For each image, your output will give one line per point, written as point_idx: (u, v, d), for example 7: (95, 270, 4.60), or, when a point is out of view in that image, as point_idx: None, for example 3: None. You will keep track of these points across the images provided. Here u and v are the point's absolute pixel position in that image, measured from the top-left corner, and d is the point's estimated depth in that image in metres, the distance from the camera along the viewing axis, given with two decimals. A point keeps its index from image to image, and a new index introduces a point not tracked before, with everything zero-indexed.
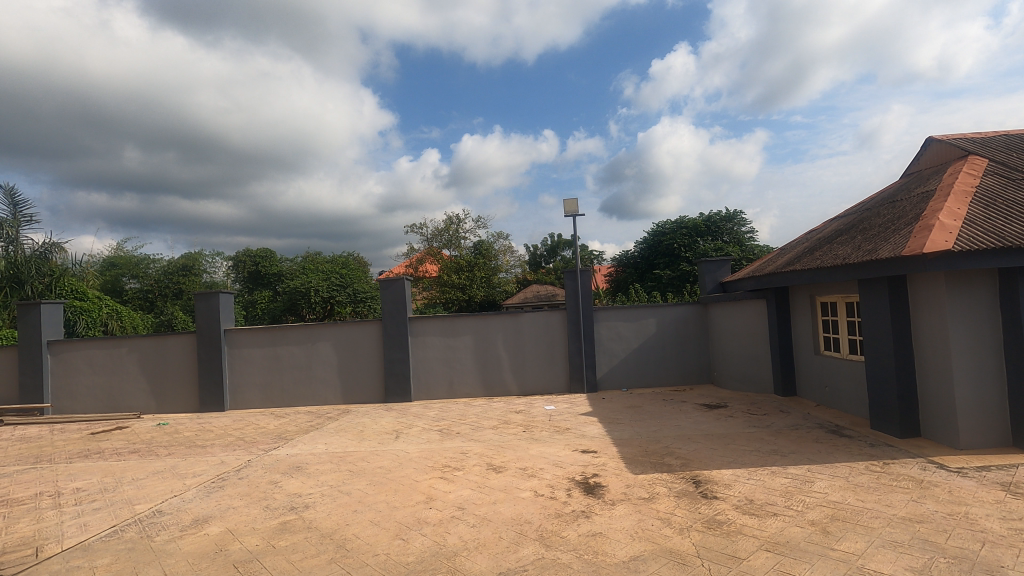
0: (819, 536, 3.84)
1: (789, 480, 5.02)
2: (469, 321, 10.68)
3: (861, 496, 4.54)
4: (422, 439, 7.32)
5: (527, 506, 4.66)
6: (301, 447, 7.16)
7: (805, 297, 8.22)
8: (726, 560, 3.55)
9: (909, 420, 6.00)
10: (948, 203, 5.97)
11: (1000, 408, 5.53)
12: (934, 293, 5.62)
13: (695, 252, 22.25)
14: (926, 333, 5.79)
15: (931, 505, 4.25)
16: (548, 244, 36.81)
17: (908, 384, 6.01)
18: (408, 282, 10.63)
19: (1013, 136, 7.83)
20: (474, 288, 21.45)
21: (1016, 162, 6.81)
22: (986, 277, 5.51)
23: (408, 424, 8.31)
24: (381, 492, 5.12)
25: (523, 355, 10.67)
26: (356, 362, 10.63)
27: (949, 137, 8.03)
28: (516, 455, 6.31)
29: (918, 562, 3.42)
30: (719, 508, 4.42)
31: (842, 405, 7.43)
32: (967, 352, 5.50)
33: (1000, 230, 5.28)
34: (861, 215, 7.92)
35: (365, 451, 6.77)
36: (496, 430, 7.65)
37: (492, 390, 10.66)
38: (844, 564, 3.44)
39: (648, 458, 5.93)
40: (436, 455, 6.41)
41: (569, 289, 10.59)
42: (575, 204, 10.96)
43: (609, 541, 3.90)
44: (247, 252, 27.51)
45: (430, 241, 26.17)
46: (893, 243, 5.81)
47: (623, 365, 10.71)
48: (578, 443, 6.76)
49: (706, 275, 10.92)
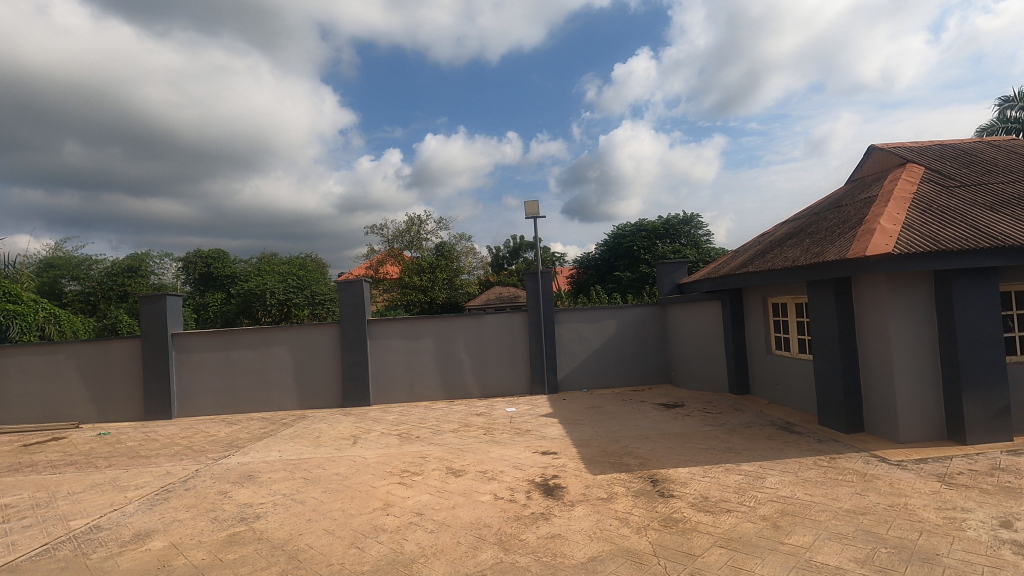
0: (770, 531, 3.95)
1: (742, 476, 5.15)
2: (430, 323, 10.56)
3: (809, 490, 4.70)
4: (380, 444, 7.18)
5: (487, 510, 4.63)
6: (254, 454, 6.91)
7: (758, 299, 8.48)
8: (682, 558, 3.60)
9: (855, 416, 6.26)
10: (889, 208, 6.25)
11: (937, 403, 5.81)
12: (877, 295, 5.89)
13: (655, 255, 22.68)
14: (870, 333, 6.06)
15: (873, 498, 4.44)
16: (510, 245, 36.72)
17: (853, 382, 6.27)
18: (368, 283, 10.43)
19: (947, 146, 8.28)
20: (436, 290, 21.31)
21: (951, 171, 7.18)
22: (924, 279, 5.80)
23: (366, 429, 8.14)
24: (337, 500, 4.98)
25: (484, 357, 10.63)
26: (313, 366, 10.36)
27: (890, 146, 8.42)
28: (476, 458, 6.26)
29: (862, 553, 3.55)
30: (675, 506, 4.50)
31: (793, 403, 7.68)
32: (906, 349, 5.77)
33: (936, 235, 5.55)
34: (810, 218, 8.23)
35: (321, 457, 6.60)
36: (457, 433, 7.57)
37: (453, 393, 10.57)
38: (793, 557, 3.54)
39: (607, 459, 5.97)
40: (394, 460, 6.30)
41: (531, 291, 10.63)
42: (536, 206, 10.98)
43: (568, 542, 3.92)
44: (199, 252, 26.49)
45: (392, 242, 25.78)
46: (838, 246, 6.06)
47: (584, 366, 10.80)
48: (538, 445, 6.76)
49: (665, 276, 11.12)
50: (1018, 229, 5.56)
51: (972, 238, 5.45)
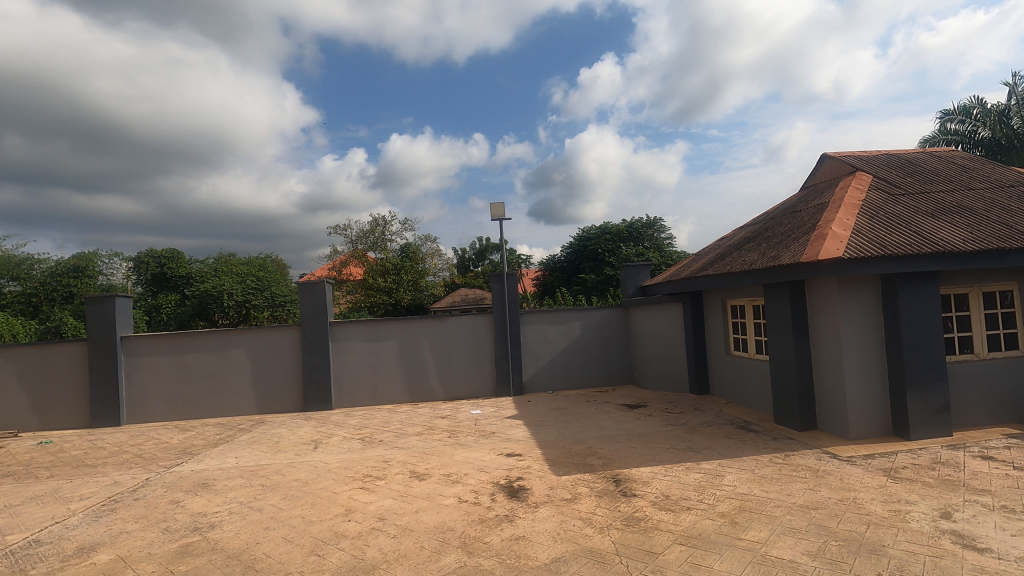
0: (728, 527, 4.05)
1: (701, 475, 5.27)
2: (394, 325, 10.43)
3: (765, 487, 4.84)
4: (342, 448, 7.04)
5: (451, 513, 4.60)
6: (209, 462, 6.67)
7: (718, 301, 8.70)
8: (643, 556, 3.66)
9: (808, 414, 6.50)
10: (840, 215, 6.52)
11: (884, 400, 6.09)
12: (829, 298, 6.13)
13: (619, 258, 23.01)
14: (822, 334, 6.30)
15: (825, 493, 4.61)
16: (476, 247, 36.60)
17: (807, 382, 6.50)
18: (330, 285, 10.22)
19: (893, 156, 8.68)
20: (401, 292, 21.06)
21: (896, 180, 7.54)
22: (872, 283, 6.07)
23: (328, 433, 7.97)
24: (296, 507, 4.86)
25: (450, 359, 10.57)
26: (272, 370, 10.08)
27: (841, 154, 8.78)
28: (440, 461, 6.21)
29: (814, 546, 3.68)
30: (637, 505, 4.57)
31: (751, 402, 7.91)
32: (855, 350, 6.03)
33: (883, 240, 5.82)
34: (767, 224, 8.51)
35: (280, 463, 6.42)
36: (421, 437, 7.50)
37: (417, 395, 10.46)
38: (749, 552, 3.65)
39: (571, 460, 6.02)
40: (357, 465, 6.19)
41: (496, 293, 10.63)
42: (502, 208, 10.99)
43: (532, 544, 3.93)
44: (152, 252, 25.46)
45: (356, 243, 25.37)
46: (793, 250, 6.28)
47: (549, 368, 10.86)
48: (503, 447, 6.76)
49: (628, 279, 11.30)
50: (957, 235, 5.88)
51: (916, 243, 5.74)
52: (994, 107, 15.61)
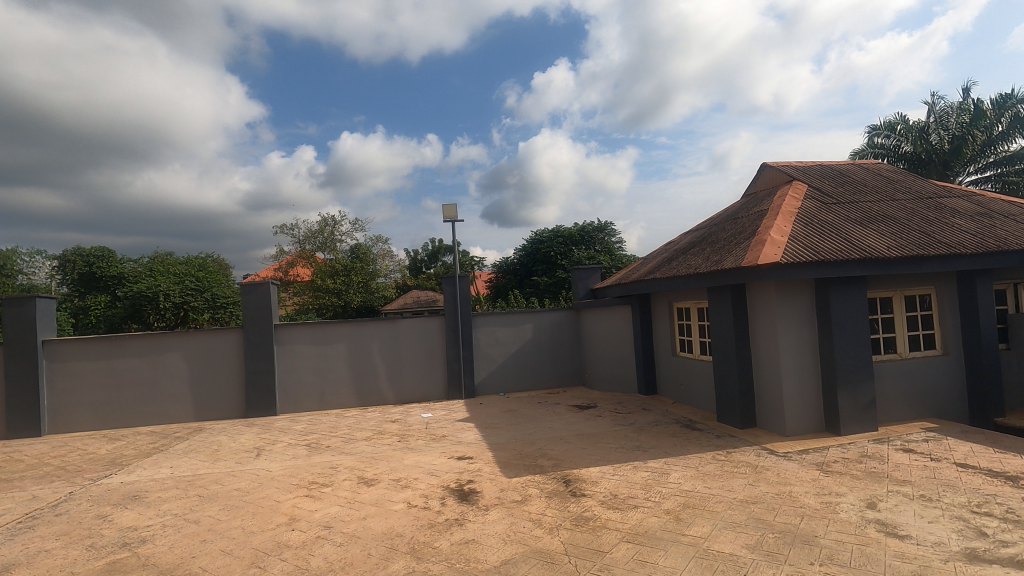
0: (672, 524, 4.17)
1: (648, 473, 5.41)
2: (343, 328, 10.18)
3: (708, 483, 5.02)
4: (287, 455, 6.81)
5: (400, 519, 4.52)
6: (140, 472, 6.31)
7: (665, 304, 8.95)
8: (592, 555, 3.71)
9: (748, 413, 6.78)
10: (778, 222, 6.85)
11: (817, 398, 6.42)
12: (767, 301, 6.42)
13: (571, 260, 23.34)
14: (761, 336, 6.58)
15: (763, 488, 4.82)
16: (429, 249, 36.24)
17: (747, 381, 6.78)
18: (275, 286, 9.88)
19: (826, 167, 9.19)
20: (350, 294, 20.61)
21: (829, 190, 7.98)
22: (806, 286, 6.39)
23: (271, 440, 7.69)
24: (236, 518, 4.66)
25: (400, 362, 10.41)
26: (211, 374, 9.65)
27: (779, 164, 9.21)
28: (389, 466, 6.10)
29: (752, 539, 3.84)
30: (586, 505, 4.64)
31: (695, 402, 8.18)
32: (791, 351, 6.33)
33: (817, 246, 6.15)
34: (710, 229, 8.83)
35: (220, 472, 6.15)
36: (370, 441, 7.34)
37: (366, 400, 10.25)
38: (693, 547, 3.77)
39: (522, 461, 6.05)
40: (302, 472, 5.99)
41: (448, 295, 10.56)
42: (455, 210, 10.93)
43: (481, 547, 3.92)
44: (79, 250, 23.87)
45: (303, 243, 24.65)
46: (735, 255, 6.54)
47: (501, 370, 10.88)
48: (454, 450, 6.71)
49: (579, 281, 11.47)
50: (883, 243, 6.28)
51: (846, 249, 6.09)
52: (915, 124, 16.83)
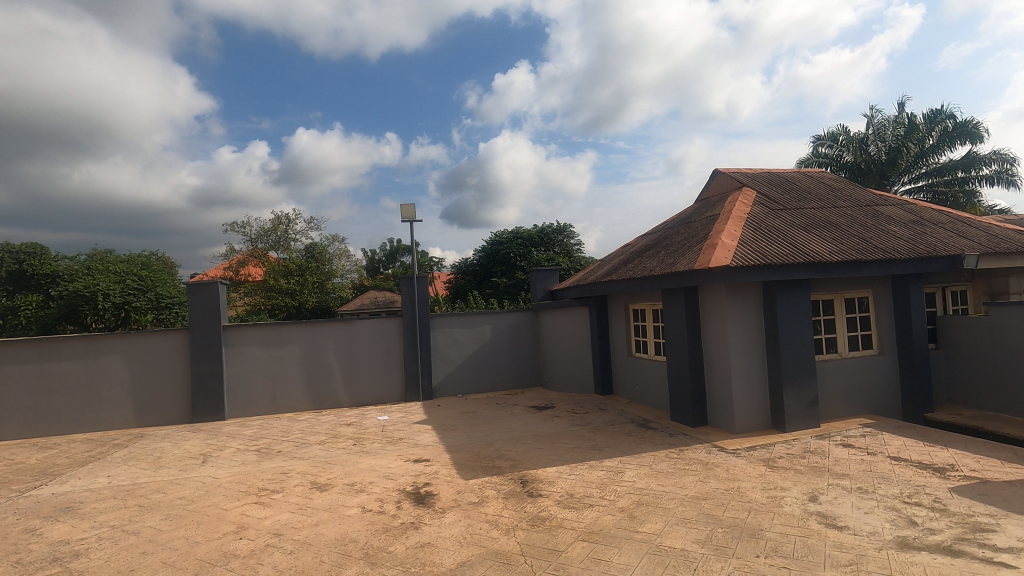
0: (627, 521, 4.24)
1: (604, 472, 5.49)
2: (296, 329, 9.91)
3: (661, 481, 5.14)
4: (235, 461, 6.57)
5: (353, 524, 4.43)
6: (74, 483, 5.95)
7: (621, 306, 9.11)
8: (547, 554, 3.74)
9: (700, 411, 6.98)
10: (729, 226, 7.09)
11: (764, 397, 6.67)
12: (718, 303, 6.63)
13: (530, 262, 23.48)
14: (712, 337, 6.79)
15: (713, 484, 4.97)
16: (387, 249, 35.72)
17: (699, 381, 6.98)
18: (224, 285, 9.52)
19: (774, 174, 9.56)
20: (305, 294, 20.09)
21: (776, 196, 8.31)
22: (754, 289, 6.64)
23: (219, 446, 7.40)
24: (179, 528, 4.47)
25: (356, 364, 10.21)
26: (155, 378, 9.21)
27: (730, 171, 9.53)
28: (344, 471, 5.98)
29: (703, 534, 3.96)
30: (543, 505, 4.67)
31: (650, 401, 8.36)
32: (740, 351, 6.56)
33: (765, 250, 6.39)
34: (665, 233, 9.05)
35: (162, 481, 5.87)
36: (324, 446, 7.17)
37: (320, 403, 10.01)
38: (646, 544, 3.85)
39: (480, 463, 6.03)
40: (251, 478, 5.79)
41: (406, 296, 10.44)
42: (413, 210, 10.82)
43: (437, 550, 3.88)
44: (7, 247, 22.36)
45: (255, 242, 23.86)
46: (688, 258, 6.73)
47: (460, 371, 10.83)
48: (410, 453, 6.63)
49: (538, 283, 11.54)
50: (825, 248, 6.58)
51: (792, 254, 6.36)
52: (855, 135, 17.74)
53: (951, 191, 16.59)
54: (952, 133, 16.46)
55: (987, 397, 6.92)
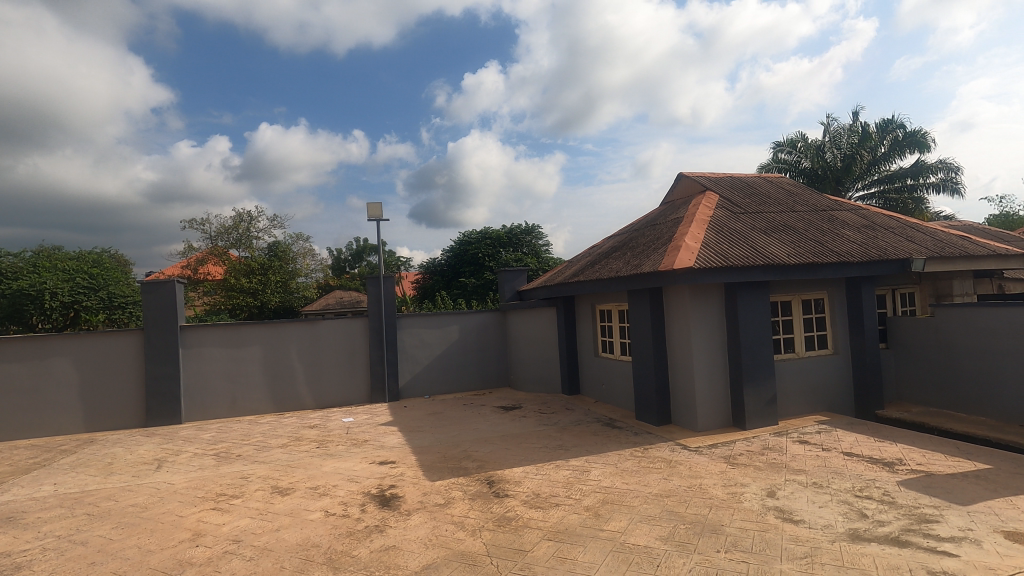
0: (592, 520, 4.29)
1: (570, 471, 5.54)
2: (257, 330, 9.66)
3: (626, 479, 5.21)
4: (192, 466, 6.36)
5: (316, 528, 4.35)
6: (17, 491, 5.65)
7: (588, 306, 9.21)
8: (513, 554, 3.74)
9: (664, 410, 7.11)
10: (693, 229, 7.24)
11: (726, 395, 6.84)
12: (682, 304, 6.76)
13: (498, 262, 23.47)
14: (677, 338, 6.93)
15: (676, 481, 5.07)
16: (353, 248, 35.13)
17: (663, 381, 7.11)
18: (182, 284, 9.21)
19: (736, 179, 9.83)
20: (267, 294, 19.59)
21: (738, 200, 8.54)
22: (716, 291, 6.80)
23: (175, 451, 7.15)
24: (132, 536, 4.30)
25: (320, 366, 10.01)
26: (106, 380, 8.84)
27: (694, 175, 9.74)
28: (307, 474, 5.86)
29: (666, 531, 4.03)
30: (509, 505, 4.68)
31: (616, 401, 8.47)
32: (702, 351, 6.71)
33: (726, 253, 6.55)
34: (631, 235, 9.18)
35: (113, 488, 5.63)
36: (286, 449, 7.01)
37: (283, 405, 9.77)
38: (610, 541, 3.90)
39: (446, 464, 6.00)
40: (209, 483, 5.61)
41: (372, 296, 10.30)
42: (380, 209, 10.68)
43: (402, 553, 3.84)
44: None
45: (215, 240, 23.14)
46: (653, 260, 6.84)
47: (427, 372, 10.75)
48: (376, 455, 6.55)
49: (505, 283, 11.56)
50: (783, 251, 6.79)
51: (753, 256, 6.54)
52: (813, 142, 18.38)
53: (901, 198, 17.36)
54: (902, 142, 17.23)
55: (933, 393, 7.27)
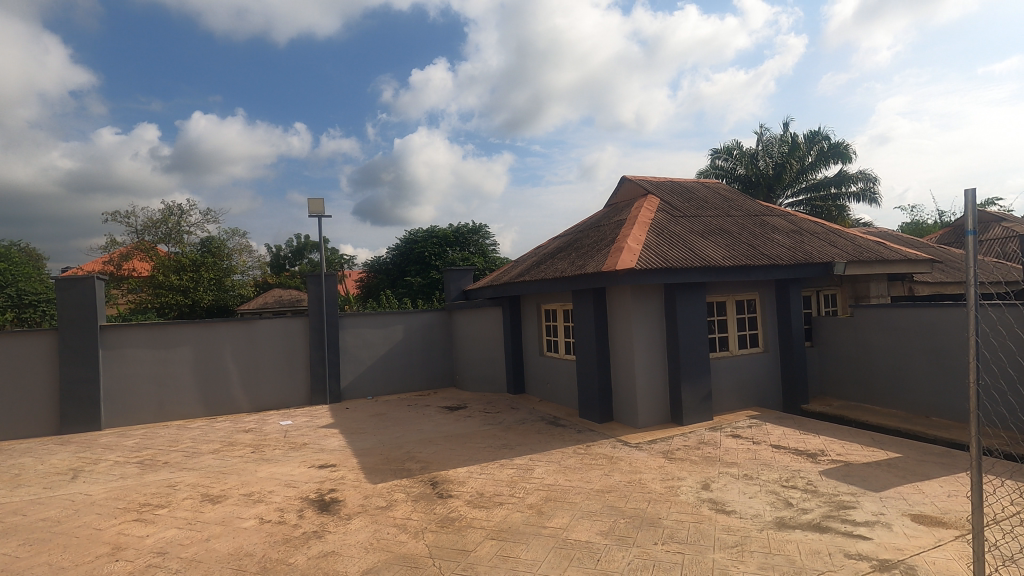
0: (535, 517, 4.33)
1: (514, 470, 5.57)
2: (188, 330, 9.16)
3: (569, 476, 5.30)
4: (112, 476, 5.95)
5: (250, 537, 4.17)
6: None
7: (533, 306, 9.29)
8: (456, 555, 3.73)
9: (606, 408, 7.27)
10: (635, 231, 7.44)
11: (664, 392, 7.07)
12: (624, 304, 6.94)
13: (444, 261, 23.28)
14: (619, 337, 7.10)
15: (617, 477, 5.20)
16: (293, 245, 33.92)
17: (605, 379, 7.28)
18: (102, 280, 8.59)
19: (676, 183, 10.18)
20: (199, 292, 18.63)
21: (678, 204, 8.85)
22: (657, 291, 7.02)
23: (93, 459, 6.67)
24: (42, 553, 3.98)
25: (256, 368, 9.60)
26: (15, 384, 8.14)
27: (636, 178, 10.02)
28: (240, 480, 5.61)
29: (606, 526, 4.13)
30: (453, 505, 4.65)
31: (560, 399, 8.60)
32: (643, 350, 6.91)
33: (666, 255, 6.78)
34: (575, 236, 9.33)
35: (21, 501, 5.19)
36: (218, 454, 6.68)
37: (215, 409, 9.31)
38: (552, 538, 3.95)
39: (389, 466, 5.90)
40: (131, 493, 5.27)
41: (313, 294, 9.99)
42: (322, 205, 10.37)
43: (341, 558, 3.75)
44: None
45: (141, 235, 21.76)
46: (596, 261, 6.98)
47: (370, 372, 10.52)
48: (315, 459, 6.35)
49: (451, 283, 11.48)
50: (719, 254, 7.09)
51: (690, 258, 6.79)
52: (747, 150, 19.31)
53: (826, 205, 18.47)
54: (827, 153, 18.40)
55: (852, 388, 7.79)
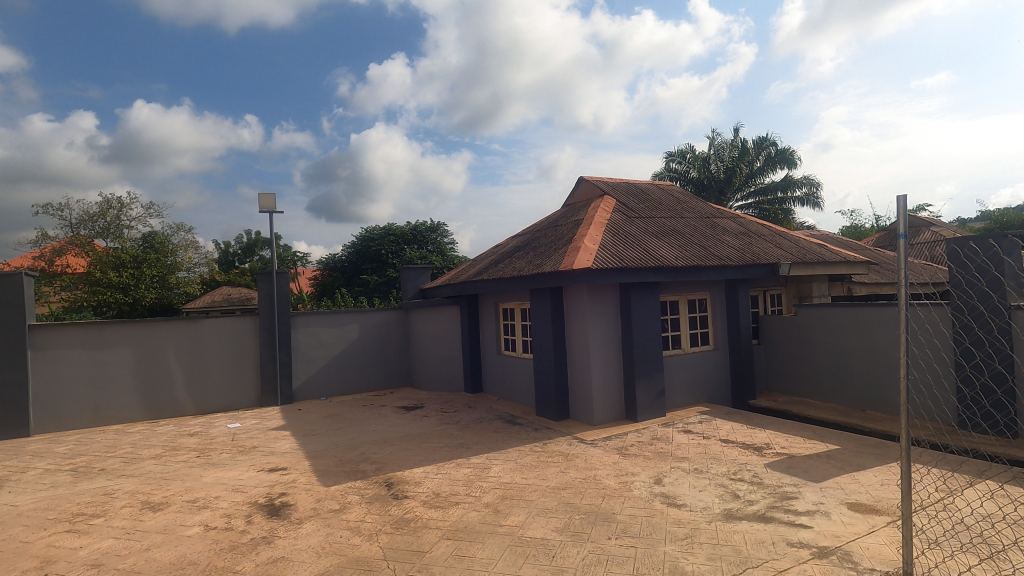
0: (491, 516, 4.34)
1: (470, 469, 5.56)
2: (127, 330, 8.70)
3: (525, 474, 5.32)
4: (42, 485, 5.59)
5: (194, 545, 4.00)
6: None
7: (491, 305, 9.28)
8: (411, 556, 3.69)
9: (563, 406, 7.35)
10: (591, 231, 7.55)
11: (619, 390, 7.20)
12: (581, 303, 7.03)
13: (402, 259, 22.97)
14: (575, 336, 7.18)
15: (572, 474, 5.26)
16: (243, 242, 32.71)
17: (562, 377, 7.35)
18: (30, 276, 8.03)
19: (630, 185, 10.38)
20: (141, 289, 17.74)
21: (633, 205, 9.03)
22: (612, 291, 7.14)
23: (20, 468, 6.25)
24: None
25: (202, 369, 9.22)
26: None
27: (593, 179, 10.16)
28: (184, 486, 5.37)
29: (562, 522, 4.17)
30: (408, 506, 4.60)
31: (517, 397, 8.63)
32: (598, 348, 7.02)
33: (621, 255, 6.90)
34: (533, 235, 9.38)
35: None
36: (160, 460, 6.38)
37: (157, 412, 8.89)
38: (508, 536, 3.96)
39: (343, 468, 5.78)
40: (63, 503, 4.96)
41: (264, 292, 9.67)
42: (273, 200, 10.05)
43: (292, 564, 3.65)
44: None
45: (75, 229, 20.50)
46: (553, 260, 7.04)
47: (324, 373, 10.27)
48: (265, 462, 6.15)
49: (408, 282, 11.34)
50: (672, 254, 7.27)
51: (644, 258, 6.94)
52: (700, 154, 19.89)
53: (773, 209, 19.23)
54: (774, 158, 19.18)
55: (796, 384, 8.14)
